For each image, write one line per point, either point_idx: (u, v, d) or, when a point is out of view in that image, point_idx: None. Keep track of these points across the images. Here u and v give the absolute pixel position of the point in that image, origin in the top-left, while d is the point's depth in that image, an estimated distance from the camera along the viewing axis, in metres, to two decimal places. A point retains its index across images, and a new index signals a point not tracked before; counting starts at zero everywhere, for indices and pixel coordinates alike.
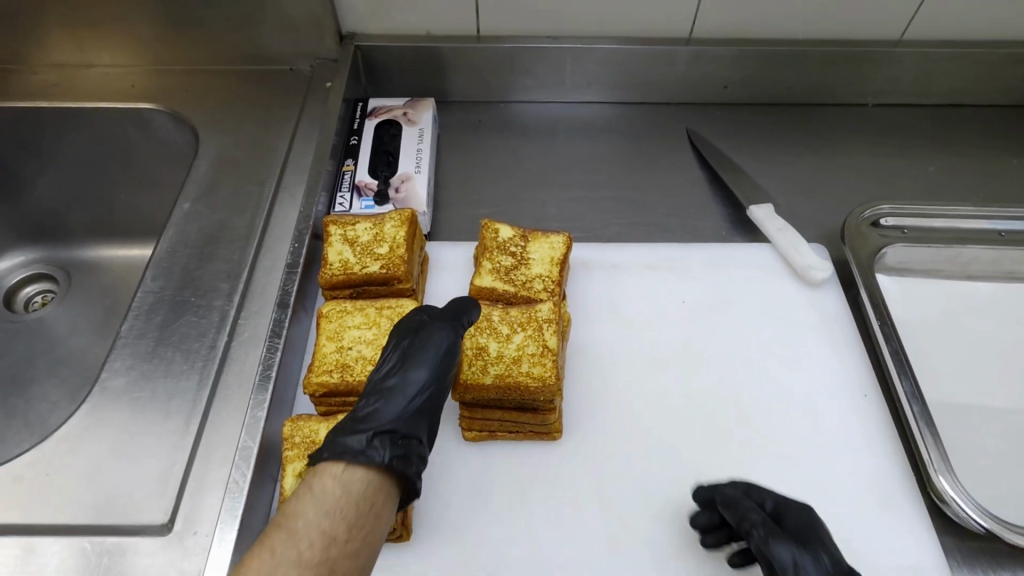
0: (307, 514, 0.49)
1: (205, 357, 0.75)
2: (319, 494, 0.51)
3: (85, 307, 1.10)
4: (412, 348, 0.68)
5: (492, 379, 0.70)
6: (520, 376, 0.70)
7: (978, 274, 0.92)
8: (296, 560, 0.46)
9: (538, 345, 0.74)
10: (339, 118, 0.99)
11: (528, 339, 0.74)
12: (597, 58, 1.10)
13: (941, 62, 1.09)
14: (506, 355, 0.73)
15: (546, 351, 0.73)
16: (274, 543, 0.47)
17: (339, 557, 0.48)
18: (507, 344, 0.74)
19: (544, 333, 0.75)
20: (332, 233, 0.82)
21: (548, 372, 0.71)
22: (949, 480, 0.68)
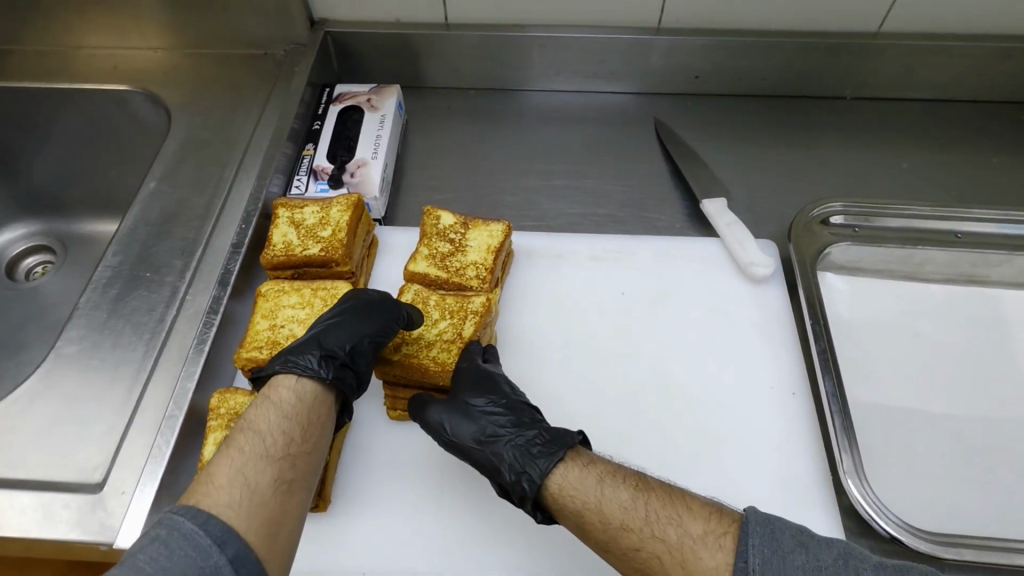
0: (267, 421, 0.62)
1: (153, 330, 0.80)
2: (276, 404, 0.64)
3: (76, 278, 1.17)
4: (342, 323, 0.71)
5: (401, 357, 0.75)
6: (425, 360, 0.75)
7: (934, 276, 0.90)
8: (260, 453, 0.58)
9: (455, 333, 0.77)
10: (302, 102, 1.02)
11: (449, 326, 0.77)
12: (566, 46, 1.10)
13: (922, 56, 1.05)
14: (424, 338, 0.77)
15: (460, 339, 0.76)
16: (240, 445, 0.59)
17: (295, 453, 0.60)
18: (430, 327, 0.77)
19: (465, 323, 0.77)
20: (280, 216, 0.86)
21: (451, 361, 0.74)
22: (856, 483, 0.69)
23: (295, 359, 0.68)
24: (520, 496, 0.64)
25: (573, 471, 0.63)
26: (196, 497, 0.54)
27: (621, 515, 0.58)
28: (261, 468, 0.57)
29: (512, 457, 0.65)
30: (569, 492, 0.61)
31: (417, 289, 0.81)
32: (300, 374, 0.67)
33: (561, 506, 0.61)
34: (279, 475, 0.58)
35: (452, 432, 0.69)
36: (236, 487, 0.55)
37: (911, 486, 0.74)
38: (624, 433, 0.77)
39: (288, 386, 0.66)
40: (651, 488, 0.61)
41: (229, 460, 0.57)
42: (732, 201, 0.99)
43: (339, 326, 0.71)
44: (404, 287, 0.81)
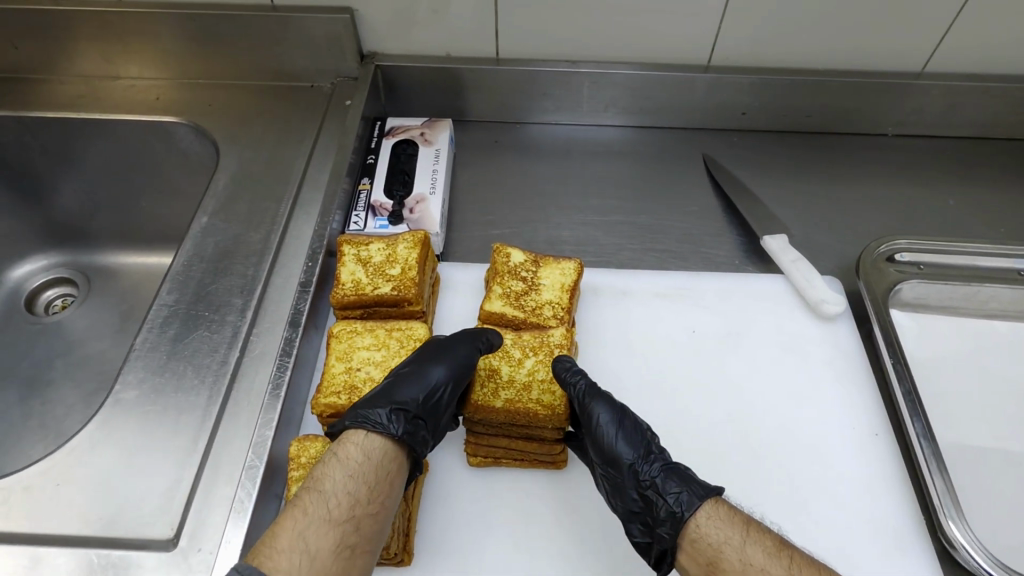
0: (334, 477, 0.61)
1: (217, 372, 0.76)
2: (344, 459, 0.63)
3: (104, 312, 1.12)
4: (418, 371, 0.70)
5: (503, 403, 0.72)
6: (531, 403, 0.72)
7: (997, 313, 0.91)
8: (324, 514, 0.59)
9: (548, 370, 0.75)
10: (357, 136, 1.00)
11: (538, 364, 0.76)
12: (616, 82, 1.10)
13: (965, 95, 1.08)
14: (517, 380, 0.75)
15: (556, 377, 0.74)
16: (306, 501, 0.59)
17: (360, 513, 0.59)
18: (519, 368, 0.76)
19: (555, 358, 0.76)
20: (346, 253, 0.83)
21: (557, 401, 0.72)
22: (959, 526, 0.68)
23: (364, 413, 0.67)
24: (665, 515, 0.64)
25: (716, 514, 0.63)
26: (258, 559, 0.54)
27: (768, 564, 0.58)
28: (323, 532, 0.57)
29: (672, 478, 0.67)
30: (717, 527, 0.62)
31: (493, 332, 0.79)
32: (371, 431, 0.65)
33: (710, 539, 0.61)
34: (341, 540, 0.57)
35: (614, 440, 0.69)
36: (296, 551, 0.56)
37: (1005, 527, 0.73)
38: (710, 476, 0.76)
39: (357, 442, 0.64)
40: (796, 551, 0.60)
41: (293, 519, 0.58)
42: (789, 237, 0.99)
43: (409, 378, 0.70)
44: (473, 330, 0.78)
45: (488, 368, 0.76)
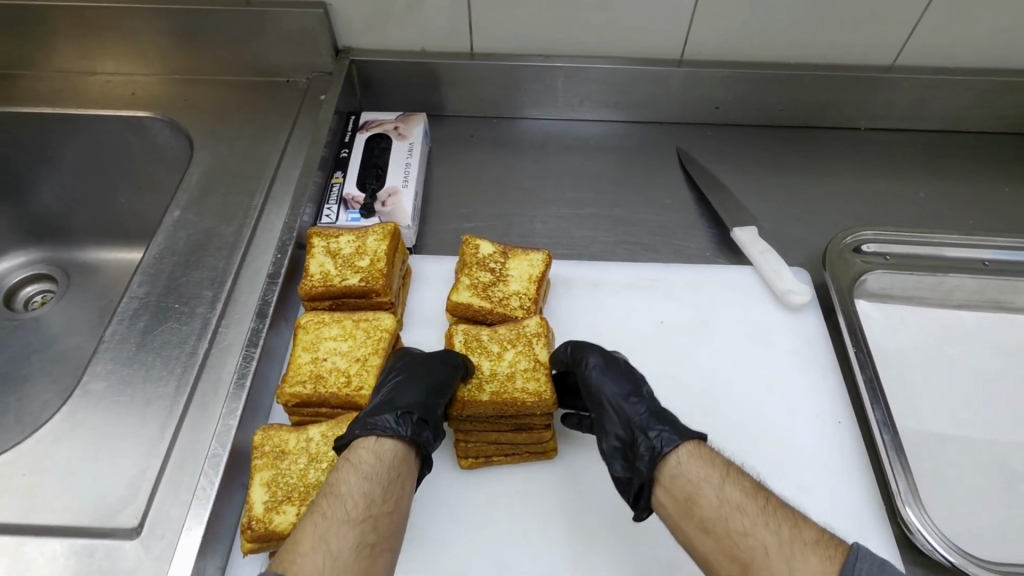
0: (347, 481, 0.60)
1: (185, 363, 0.77)
2: (355, 465, 0.62)
3: (82, 307, 1.12)
4: (413, 373, 0.70)
5: (489, 397, 0.73)
6: (517, 394, 0.72)
7: (964, 303, 0.92)
8: (342, 517, 0.57)
9: (529, 360, 0.76)
10: (330, 130, 1.01)
11: (519, 354, 0.76)
12: (590, 77, 1.11)
13: (935, 88, 1.09)
14: (499, 372, 0.75)
15: (539, 365, 0.75)
16: (324, 506, 0.58)
17: (378, 512, 0.58)
18: (499, 361, 0.76)
19: (534, 347, 0.77)
20: (315, 245, 0.84)
21: (542, 388, 0.72)
22: (916, 511, 0.69)
23: (370, 421, 0.66)
24: (645, 450, 0.67)
25: (697, 457, 0.65)
26: (283, 566, 0.53)
27: (747, 503, 0.60)
28: (343, 533, 0.56)
29: (658, 418, 0.70)
30: (694, 467, 0.64)
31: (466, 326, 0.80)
32: (380, 436, 0.64)
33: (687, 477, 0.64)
34: (361, 541, 0.56)
35: (606, 385, 0.73)
36: (321, 552, 0.54)
37: (963, 512, 0.74)
38: None
39: (368, 449, 0.63)
40: (769, 496, 0.61)
41: (313, 524, 0.57)
42: (760, 229, 1.00)
43: (405, 381, 0.69)
44: (452, 329, 0.79)
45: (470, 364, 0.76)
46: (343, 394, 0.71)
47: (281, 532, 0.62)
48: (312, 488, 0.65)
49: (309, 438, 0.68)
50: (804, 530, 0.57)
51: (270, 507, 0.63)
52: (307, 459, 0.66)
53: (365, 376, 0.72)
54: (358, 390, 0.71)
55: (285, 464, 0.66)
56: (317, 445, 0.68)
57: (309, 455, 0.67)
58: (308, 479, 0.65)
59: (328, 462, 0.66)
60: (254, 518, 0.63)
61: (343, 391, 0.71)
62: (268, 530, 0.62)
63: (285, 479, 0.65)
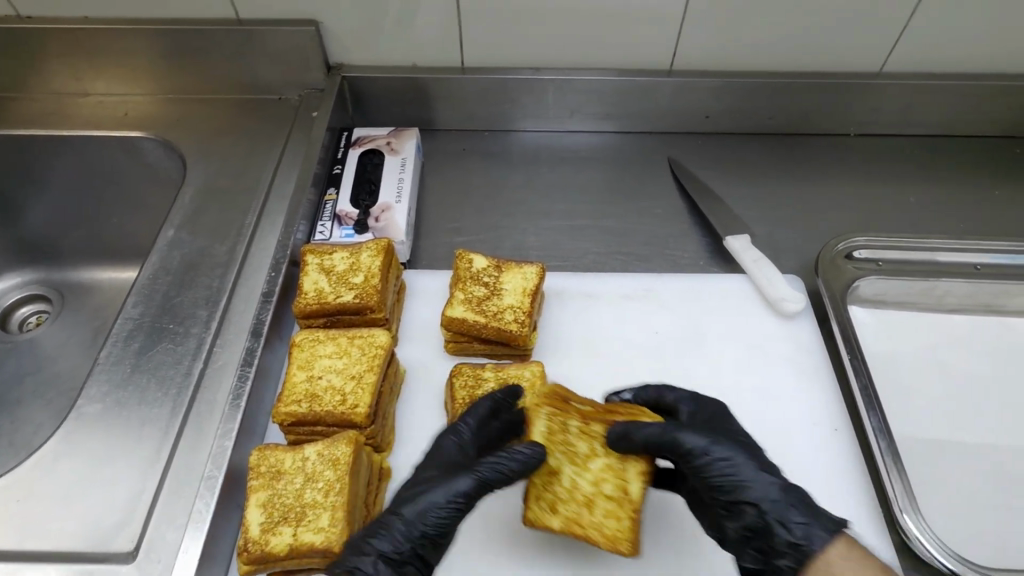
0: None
1: (180, 384, 0.77)
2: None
3: (78, 327, 1.11)
4: (428, 498, 0.63)
5: (558, 519, 0.69)
6: (592, 531, 0.68)
7: (956, 307, 0.92)
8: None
9: (615, 486, 0.69)
10: (323, 147, 1.01)
11: (606, 472, 0.69)
12: (580, 89, 1.11)
13: (922, 94, 1.10)
14: (580, 490, 0.69)
15: (625, 499, 0.69)
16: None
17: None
18: (583, 471, 0.69)
19: (628, 473, 0.69)
20: (309, 262, 0.84)
21: (620, 530, 0.68)
22: (914, 518, 0.69)
23: (359, 550, 0.60)
24: (782, 545, 0.62)
25: (846, 550, 0.60)
26: None
27: None
28: None
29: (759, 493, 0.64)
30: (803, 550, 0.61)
31: (547, 416, 0.70)
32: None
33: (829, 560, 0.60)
34: None
35: (738, 459, 0.66)
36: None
37: (959, 518, 0.74)
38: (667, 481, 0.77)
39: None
40: None
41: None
42: (753, 237, 1.00)
43: (419, 509, 0.62)
44: (456, 367, 0.79)
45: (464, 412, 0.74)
46: (339, 411, 0.70)
47: (276, 554, 0.61)
48: (308, 509, 0.64)
49: (305, 457, 0.67)
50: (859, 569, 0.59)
51: (266, 528, 0.63)
52: (303, 479, 0.65)
53: (360, 394, 0.72)
54: (353, 407, 0.70)
55: (282, 484, 0.65)
56: (313, 465, 0.67)
57: (305, 475, 0.66)
58: (304, 499, 0.64)
59: (324, 481, 0.65)
60: (250, 540, 0.62)
61: (339, 409, 0.70)
62: (264, 552, 0.62)
63: (281, 499, 0.65)
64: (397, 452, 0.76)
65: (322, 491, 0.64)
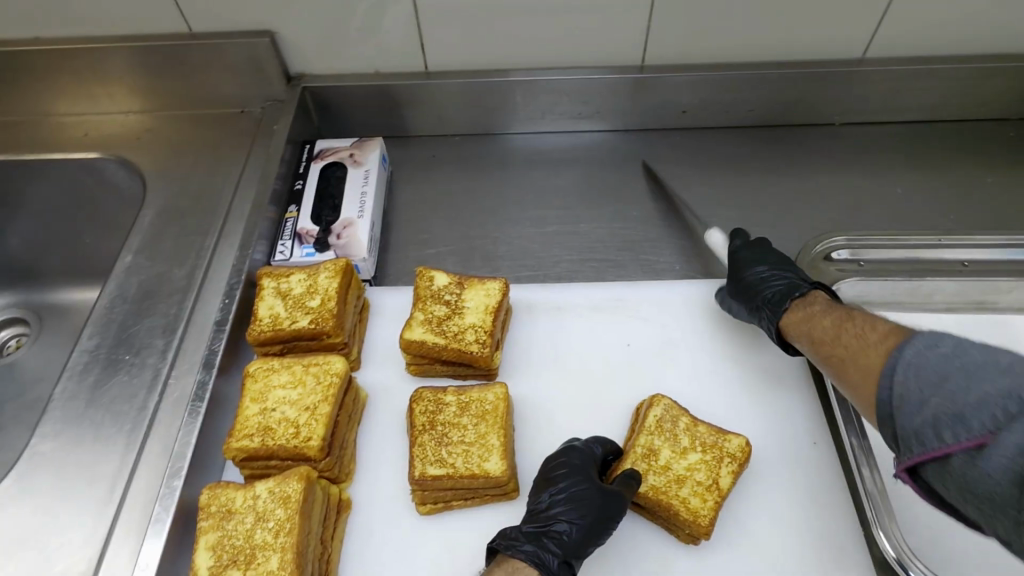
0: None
1: (134, 419, 0.75)
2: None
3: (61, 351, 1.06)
4: (587, 515, 0.67)
5: (648, 487, 0.70)
6: (675, 500, 0.69)
7: (945, 307, 0.88)
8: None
9: (709, 475, 0.71)
10: (282, 162, 0.98)
11: (702, 463, 0.72)
12: (550, 88, 1.07)
13: (909, 79, 1.05)
14: (674, 468, 0.72)
15: (713, 487, 0.70)
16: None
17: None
18: (681, 458, 0.73)
19: (722, 466, 0.71)
20: (265, 286, 0.82)
21: (704, 509, 0.68)
22: (890, 535, 0.67)
23: (536, 550, 0.65)
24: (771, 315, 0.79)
25: (808, 317, 0.75)
26: None
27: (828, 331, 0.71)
28: None
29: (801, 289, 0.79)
30: (810, 305, 0.77)
31: (675, 406, 0.76)
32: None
33: (799, 323, 0.75)
34: None
35: (764, 278, 0.80)
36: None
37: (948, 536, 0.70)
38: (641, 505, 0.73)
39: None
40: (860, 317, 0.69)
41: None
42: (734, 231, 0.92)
43: (586, 523, 0.66)
44: (419, 391, 0.76)
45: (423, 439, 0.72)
46: (291, 445, 0.68)
47: None
48: (258, 550, 0.62)
49: (256, 495, 0.65)
50: (869, 334, 0.66)
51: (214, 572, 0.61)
52: (254, 518, 0.64)
53: (314, 425, 0.69)
54: (307, 440, 0.68)
55: (231, 525, 0.64)
56: (264, 503, 0.65)
57: (256, 514, 0.64)
58: (254, 540, 0.63)
59: (274, 521, 0.63)
60: None
61: (292, 442, 0.68)
62: None
63: (231, 541, 0.63)
64: (358, 481, 0.74)
65: (271, 531, 0.63)
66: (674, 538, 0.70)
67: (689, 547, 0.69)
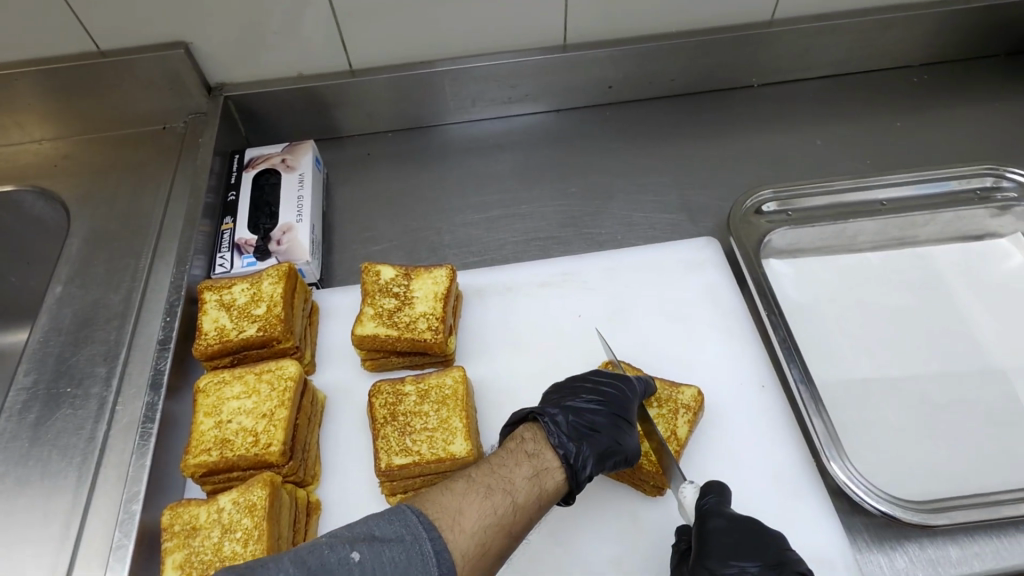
0: (520, 471, 0.60)
1: (84, 451, 0.73)
2: (543, 476, 0.61)
3: None
4: (622, 432, 0.68)
5: None
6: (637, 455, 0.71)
7: (869, 246, 0.93)
8: (509, 509, 0.56)
9: (667, 428, 0.73)
10: (212, 174, 0.95)
11: (660, 418, 0.74)
12: (477, 76, 1.07)
13: (817, 36, 1.09)
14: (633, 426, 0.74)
15: (671, 438, 0.73)
16: (488, 485, 0.57)
17: (536, 513, 0.59)
18: None
19: (678, 418, 0.74)
20: (207, 299, 0.80)
21: None
22: (841, 465, 0.70)
23: (577, 446, 0.64)
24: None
25: None
26: (447, 520, 0.53)
27: None
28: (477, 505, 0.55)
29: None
30: None
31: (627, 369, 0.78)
32: (569, 468, 0.62)
33: None
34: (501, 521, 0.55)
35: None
36: (477, 527, 0.54)
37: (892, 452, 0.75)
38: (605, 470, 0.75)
39: (555, 479, 0.62)
40: None
41: (480, 503, 0.55)
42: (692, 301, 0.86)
43: (621, 439, 0.67)
44: (378, 384, 0.76)
45: (384, 428, 0.72)
46: (251, 453, 0.67)
47: None
48: (228, 561, 0.61)
49: (220, 508, 0.64)
50: None
51: None
52: (220, 531, 0.63)
53: (272, 431, 0.69)
54: (266, 447, 0.67)
55: (198, 541, 0.63)
56: (229, 514, 0.64)
57: (221, 527, 0.63)
58: (223, 552, 0.61)
59: (241, 530, 0.62)
60: None
61: (252, 451, 0.67)
62: None
63: (199, 557, 0.62)
64: (326, 482, 0.73)
65: (239, 541, 0.62)
66: (641, 492, 0.72)
67: (657, 500, 0.72)
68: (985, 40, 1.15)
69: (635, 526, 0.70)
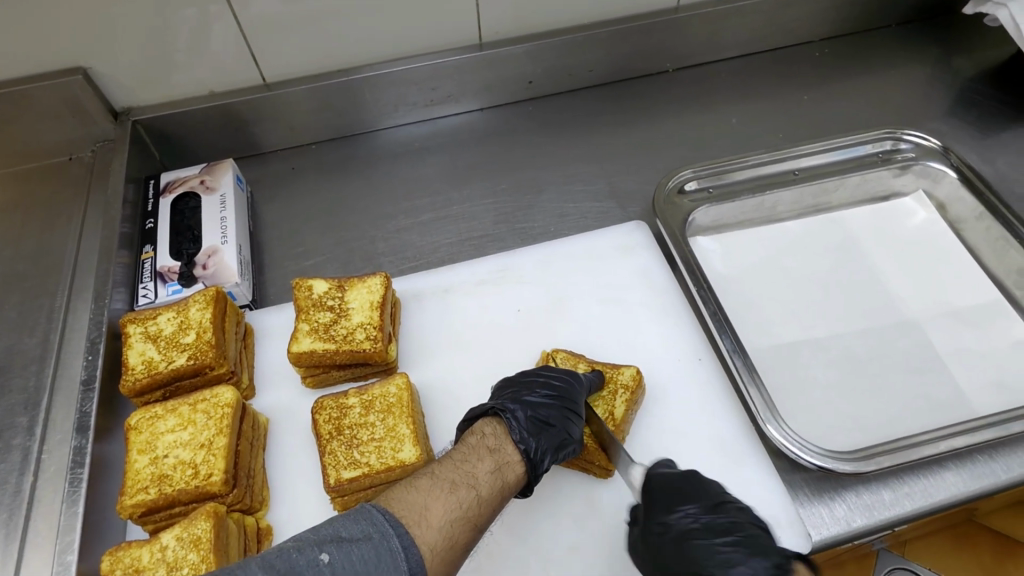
0: (482, 466, 0.61)
1: (10, 505, 0.69)
2: (504, 469, 0.62)
3: None
4: (574, 422, 0.69)
5: None
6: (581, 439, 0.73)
7: (788, 215, 0.98)
8: (474, 499, 0.57)
9: (607, 410, 0.75)
10: (126, 203, 0.91)
11: (601, 400, 0.76)
12: (396, 81, 1.06)
13: (723, 18, 1.13)
14: None
15: (611, 419, 0.74)
16: (452, 481, 0.57)
17: (499, 505, 0.59)
18: None
19: (617, 399, 0.76)
20: (132, 333, 0.77)
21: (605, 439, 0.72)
22: (776, 427, 0.72)
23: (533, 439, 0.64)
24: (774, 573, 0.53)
25: None
26: (413, 518, 0.53)
27: None
28: (444, 499, 0.55)
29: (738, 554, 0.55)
30: None
31: (569, 357, 0.80)
32: (526, 461, 0.63)
33: None
34: (467, 513, 0.56)
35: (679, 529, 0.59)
36: (444, 521, 0.54)
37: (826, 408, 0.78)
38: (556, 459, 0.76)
39: (515, 473, 0.62)
40: None
41: (445, 498, 0.55)
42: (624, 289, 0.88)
43: (573, 428, 0.69)
44: (321, 401, 0.74)
45: (328, 444, 0.71)
46: (191, 486, 0.65)
47: None
48: None
49: (163, 546, 0.62)
50: None
51: None
52: (165, 570, 0.61)
53: (213, 461, 0.67)
54: (208, 478, 0.66)
55: None
56: (174, 551, 0.62)
57: (167, 565, 0.61)
58: None
59: (188, 566, 0.60)
60: None
61: (192, 483, 0.66)
62: None
63: None
64: (275, 506, 0.72)
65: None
66: (590, 476, 0.74)
67: (608, 482, 0.73)
68: (878, 12, 1.21)
69: (589, 510, 0.72)
